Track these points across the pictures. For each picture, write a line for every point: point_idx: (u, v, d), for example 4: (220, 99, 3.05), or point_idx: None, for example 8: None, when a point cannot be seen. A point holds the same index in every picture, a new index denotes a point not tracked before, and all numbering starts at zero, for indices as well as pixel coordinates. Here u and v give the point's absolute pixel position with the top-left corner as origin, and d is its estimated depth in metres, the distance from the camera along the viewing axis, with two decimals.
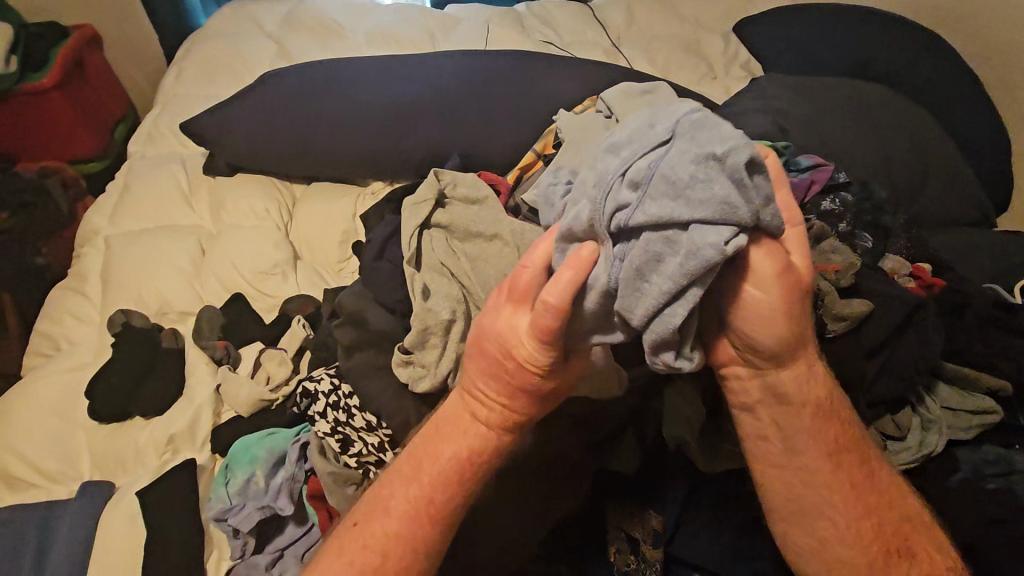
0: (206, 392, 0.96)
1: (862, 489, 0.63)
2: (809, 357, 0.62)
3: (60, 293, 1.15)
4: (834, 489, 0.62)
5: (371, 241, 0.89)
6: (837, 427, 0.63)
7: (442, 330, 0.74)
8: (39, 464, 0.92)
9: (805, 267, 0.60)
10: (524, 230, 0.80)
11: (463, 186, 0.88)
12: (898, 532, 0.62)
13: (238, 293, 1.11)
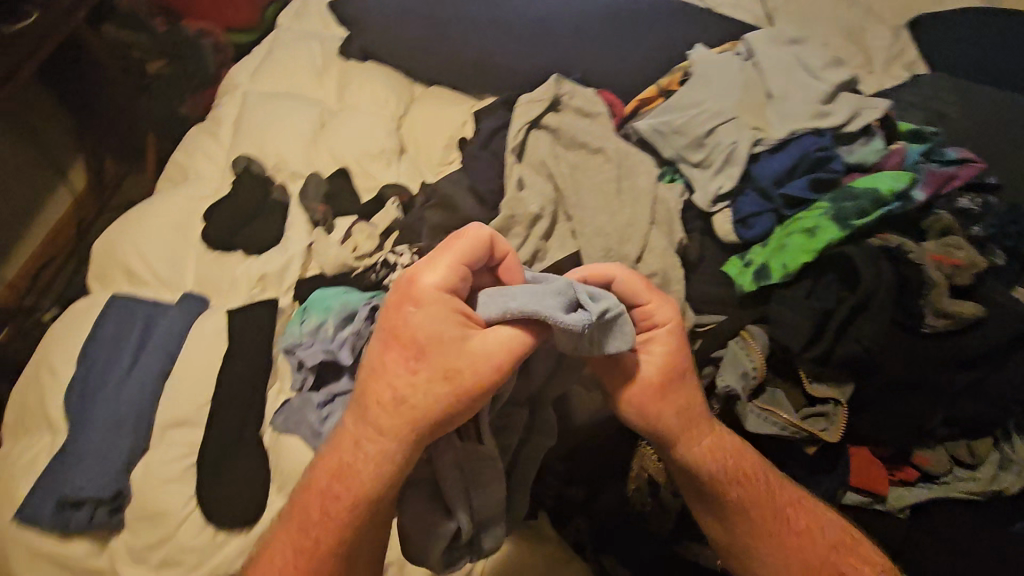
0: (300, 246, 1.06)
1: (790, 527, 0.71)
2: (705, 429, 0.69)
3: (197, 133, 1.28)
4: (771, 538, 0.71)
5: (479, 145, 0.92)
6: (747, 483, 0.71)
7: (528, 220, 0.83)
8: (153, 269, 1.05)
9: (665, 353, 0.66)
10: (627, 150, 0.90)
11: (579, 98, 0.96)
12: (827, 559, 0.71)
13: (345, 168, 1.18)
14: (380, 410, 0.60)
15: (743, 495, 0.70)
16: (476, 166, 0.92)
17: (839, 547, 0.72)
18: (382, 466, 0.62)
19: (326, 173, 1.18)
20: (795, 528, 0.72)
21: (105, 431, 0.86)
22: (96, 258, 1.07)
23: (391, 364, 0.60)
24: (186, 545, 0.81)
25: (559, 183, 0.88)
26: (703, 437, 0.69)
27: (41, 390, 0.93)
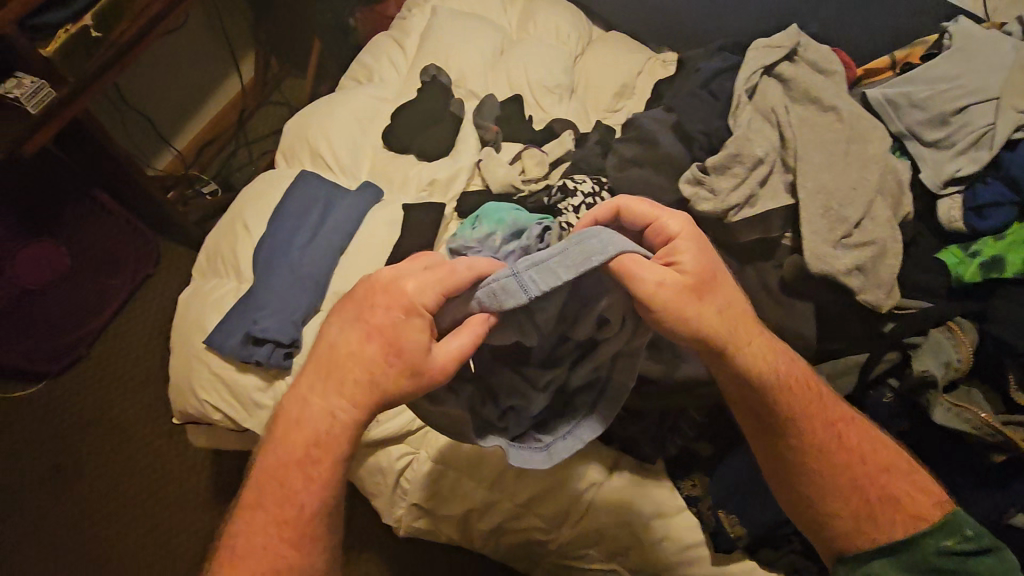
0: (469, 161, 1.11)
1: (838, 442, 0.71)
2: (742, 330, 0.68)
3: (383, 37, 1.32)
4: (818, 463, 0.69)
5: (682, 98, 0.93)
6: (790, 390, 0.70)
7: (750, 164, 0.86)
8: (334, 155, 1.12)
9: (693, 253, 0.64)
10: (860, 113, 0.87)
11: (816, 53, 0.93)
12: (876, 483, 0.70)
13: (519, 95, 1.20)
14: (353, 379, 0.63)
15: (786, 398, 0.70)
16: (690, 106, 0.92)
17: (889, 472, 0.71)
18: (351, 433, 0.64)
19: (501, 97, 1.20)
20: (837, 440, 0.72)
21: (285, 289, 0.96)
22: (287, 137, 1.17)
23: (343, 333, 0.64)
24: None
25: (785, 133, 0.87)
26: (749, 338, 0.67)
27: (232, 243, 1.04)
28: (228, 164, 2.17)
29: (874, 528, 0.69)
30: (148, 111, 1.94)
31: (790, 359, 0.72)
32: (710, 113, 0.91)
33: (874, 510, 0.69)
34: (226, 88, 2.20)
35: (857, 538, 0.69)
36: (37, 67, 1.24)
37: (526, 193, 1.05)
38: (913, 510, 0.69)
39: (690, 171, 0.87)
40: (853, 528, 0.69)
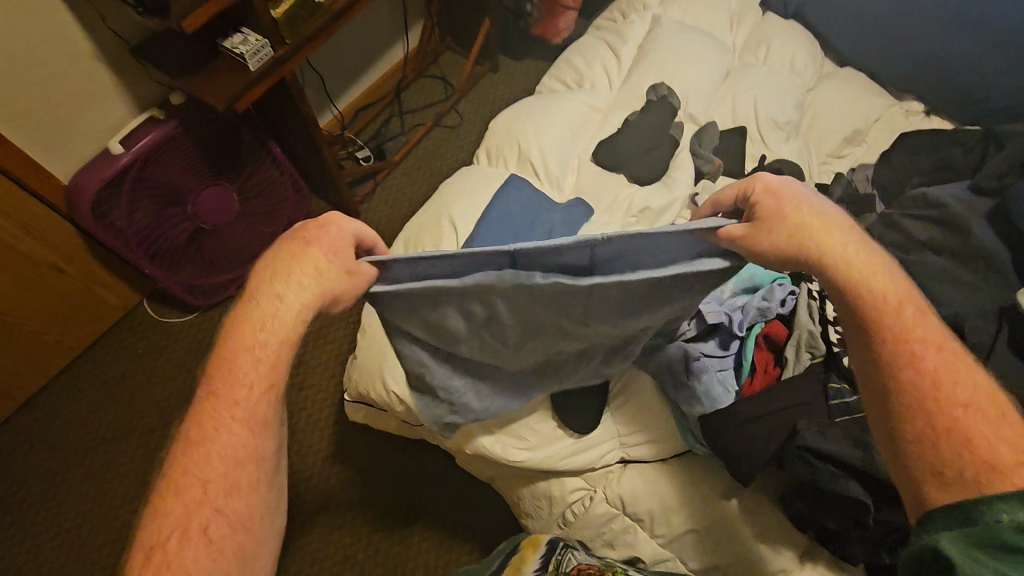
0: (683, 194, 1.05)
1: (920, 358, 0.56)
2: (838, 260, 0.61)
3: (597, 41, 1.26)
4: (906, 374, 0.56)
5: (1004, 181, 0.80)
6: (880, 300, 0.59)
7: None
8: (544, 164, 1.09)
9: (775, 198, 0.63)
10: None
11: None
12: (964, 412, 0.53)
13: (744, 127, 1.10)
14: (296, 286, 0.59)
15: (866, 308, 0.59)
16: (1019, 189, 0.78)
17: (973, 409, 0.53)
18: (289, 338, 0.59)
19: (721, 127, 1.12)
20: (922, 358, 0.56)
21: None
22: (492, 135, 1.15)
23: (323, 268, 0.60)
24: (534, 427, 0.92)
25: None
26: (838, 242, 0.61)
27: (435, 237, 1.03)
28: (381, 132, 2.18)
29: (950, 475, 0.51)
30: (323, 70, 1.96)
31: (873, 264, 0.60)
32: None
33: (941, 441, 0.52)
34: (391, 56, 2.19)
35: (928, 479, 0.52)
36: (263, 27, 1.27)
37: None
38: (992, 457, 0.50)
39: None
40: (921, 468, 0.53)
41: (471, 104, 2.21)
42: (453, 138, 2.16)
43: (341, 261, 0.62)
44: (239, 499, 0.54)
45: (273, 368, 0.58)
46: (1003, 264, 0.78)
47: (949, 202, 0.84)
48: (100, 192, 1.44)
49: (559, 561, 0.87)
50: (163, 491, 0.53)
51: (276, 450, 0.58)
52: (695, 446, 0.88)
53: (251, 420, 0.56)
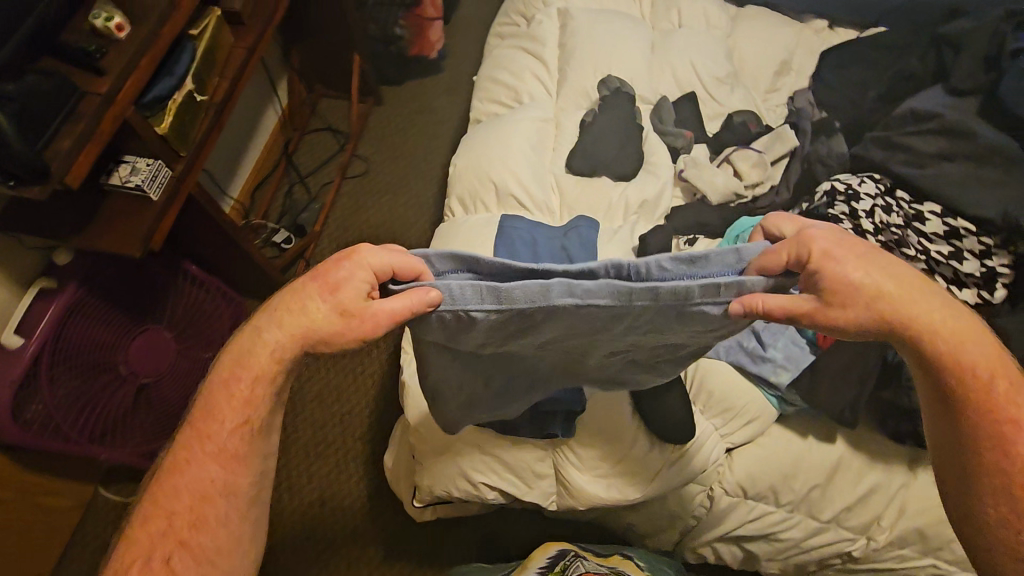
0: (669, 174, 1.04)
1: (1003, 420, 0.54)
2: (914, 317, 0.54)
3: (516, 52, 1.23)
4: (984, 456, 0.54)
5: (960, 65, 0.86)
6: (966, 375, 0.55)
7: None
8: (527, 189, 1.03)
9: (838, 249, 0.53)
10: None
11: None
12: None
13: (692, 92, 1.12)
14: (279, 327, 0.58)
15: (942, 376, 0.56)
16: (977, 70, 0.84)
17: None
18: (258, 383, 0.58)
19: (671, 98, 1.13)
20: (1016, 441, 0.53)
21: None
22: (457, 180, 1.09)
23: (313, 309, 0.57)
24: (641, 456, 0.87)
25: None
26: (923, 308, 0.54)
27: None
28: (289, 205, 1.93)
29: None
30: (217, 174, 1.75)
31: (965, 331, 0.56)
32: (984, 69, 0.84)
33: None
34: (268, 120, 1.96)
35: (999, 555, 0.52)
36: (149, 147, 1.08)
37: (749, 198, 1.00)
38: None
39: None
40: (1003, 547, 0.52)
41: (370, 143, 2.05)
42: (364, 187, 1.97)
43: (337, 303, 0.56)
44: (205, 532, 0.56)
45: (250, 406, 0.58)
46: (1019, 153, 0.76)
47: (938, 111, 0.83)
48: (15, 397, 1.16)
49: (565, 566, 0.90)
50: (146, 514, 0.56)
51: (252, 484, 0.59)
52: (787, 407, 0.89)
53: (224, 456, 0.58)
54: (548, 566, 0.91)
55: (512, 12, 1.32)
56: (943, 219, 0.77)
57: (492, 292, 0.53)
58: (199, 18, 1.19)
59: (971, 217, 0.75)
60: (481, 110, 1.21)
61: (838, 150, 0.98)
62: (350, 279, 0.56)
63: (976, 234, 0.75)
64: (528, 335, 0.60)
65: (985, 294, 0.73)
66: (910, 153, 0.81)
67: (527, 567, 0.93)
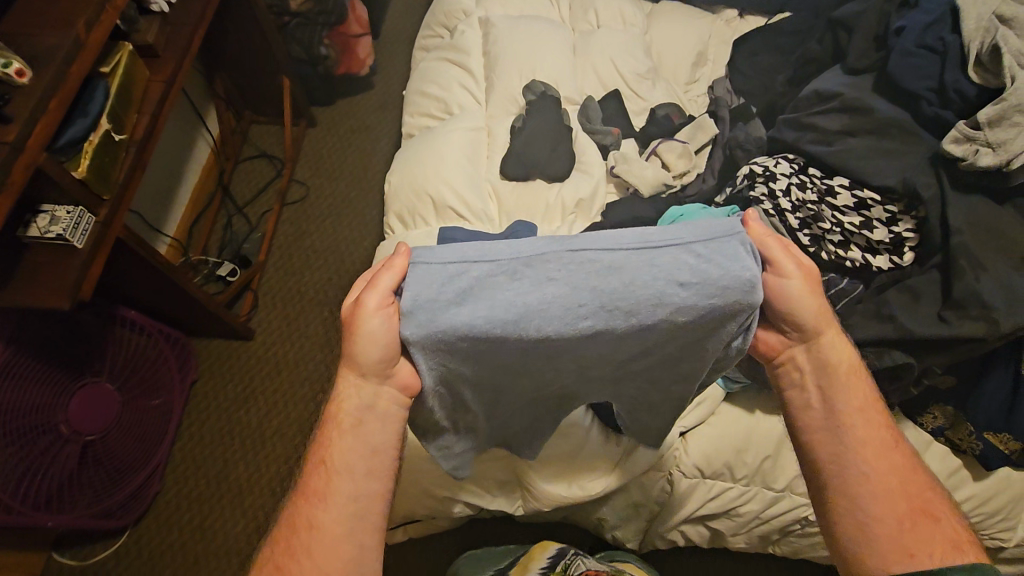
0: (601, 171, 1.07)
1: (891, 453, 0.64)
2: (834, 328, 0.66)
3: (443, 64, 1.23)
4: (873, 457, 0.63)
5: (855, 46, 0.91)
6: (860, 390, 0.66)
7: None
8: (465, 200, 1.04)
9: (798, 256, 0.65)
10: None
11: None
12: (918, 505, 0.61)
13: (617, 89, 1.15)
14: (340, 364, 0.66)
15: (842, 394, 0.66)
16: (869, 50, 0.89)
17: (935, 504, 0.62)
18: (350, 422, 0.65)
19: (596, 97, 1.16)
20: (895, 447, 0.64)
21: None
22: (394, 198, 1.09)
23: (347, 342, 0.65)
24: (598, 453, 0.89)
25: None
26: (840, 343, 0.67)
27: None
28: (228, 237, 1.88)
29: (906, 543, 0.59)
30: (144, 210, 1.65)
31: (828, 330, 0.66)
32: (874, 49, 0.90)
33: (916, 525, 0.60)
34: (199, 153, 1.89)
35: (892, 550, 0.59)
36: (68, 194, 1.03)
37: (678, 187, 1.04)
38: (953, 536, 0.59)
39: (957, 127, 0.73)
40: (894, 540, 0.59)
41: (307, 166, 2.01)
42: (306, 212, 1.93)
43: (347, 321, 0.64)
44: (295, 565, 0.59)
45: (320, 448, 0.64)
46: (913, 124, 0.81)
47: (838, 90, 0.88)
48: None
49: (568, 564, 0.92)
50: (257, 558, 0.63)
51: (336, 522, 0.61)
52: (732, 386, 0.92)
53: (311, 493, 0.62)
54: (551, 566, 0.93)
55: (435, 24, 1.33)
56: (852, 192, 0.82)
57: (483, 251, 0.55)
58: (108, 54, 1.13)
59: (875, 188, 0.80)
60: (414, 125, 1.21)
61: (755, 134, 1.03)
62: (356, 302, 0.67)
63: (882, 204, 0.80)
64: (523, 327, 0.56)
65: (896, 259, 0.79)
66: (817, 133, 0.86)
67: (529, 566, 0.95)
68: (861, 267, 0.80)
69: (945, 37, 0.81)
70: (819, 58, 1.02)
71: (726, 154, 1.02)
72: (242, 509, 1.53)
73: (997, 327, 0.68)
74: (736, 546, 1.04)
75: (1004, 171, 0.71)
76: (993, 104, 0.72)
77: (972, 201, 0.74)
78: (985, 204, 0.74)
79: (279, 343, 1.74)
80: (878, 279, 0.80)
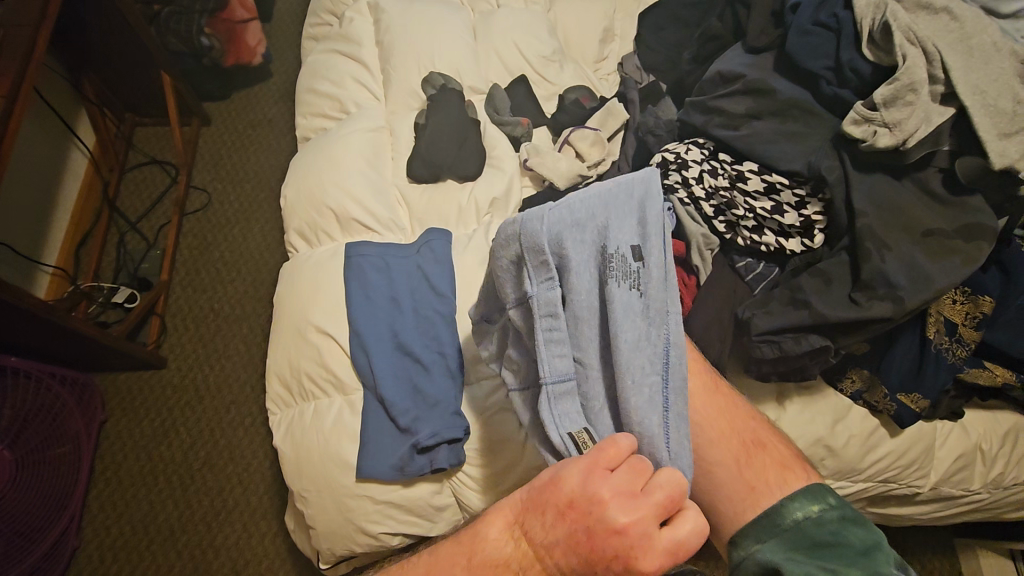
0: (514, 165, 1.01)
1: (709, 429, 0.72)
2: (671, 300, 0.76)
3: (335, 56, 1.13)
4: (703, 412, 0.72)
5: (757, 21, 0.88)
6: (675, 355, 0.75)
7: None
8: (372, 209, 0.96)
9: None
10: None
11: None
12: (751, 440, 0.71)
13: (523, 75, 1.09)
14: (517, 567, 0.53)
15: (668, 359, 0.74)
16: (770, 26, 0.87)
17: (762, 436, 0.72)
18: None
19: (503, 85, 1.10)
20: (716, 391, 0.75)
21: (404, 392, 0.84)
22: (294, 213, 1.00)
23: (547, 528, 0.51)
24: None
25: None
26: None
27: (316, 353, 0.88)
28: (123, 258, 1.62)
29: (743, 482, 0.68)
30: (3, 235, 1.36)
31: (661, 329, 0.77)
32: (774, 25, 0.88)
33: (749, 461, 0.69)
34: (74, 171, 1.61)
35: (737, 492, 0.68)
36: None
37: (594, 177, 1.00)
38: (780, 462, 0.70)
39: (855, 109, 0.74)
40: (734, 484, 0.68)
41: (206, 170, 1.75)
42: (212, 221, 1.69)
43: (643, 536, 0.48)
44: None
45: None
46: (814, 104, 0.81)
47: (741, 71, 0.86)
48: None
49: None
50: None
51: None
52: None
53: None
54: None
55: (321, 11, 1.21)
56: (761, 176, 0.81)
57: (642, 395, 0.58)
58: None
59: (782, 172, 0.80)
60: (309, 126, 1.11)
61: (665, 116, 1.00)
62: (611, 503, 0.48)
63: (790, 186, 0.80)
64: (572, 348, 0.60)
65: (807, 241, 0.79)
66: (723, 116, 0.84)
67: None
68: (775, 251, 0.80)
69: (838, 14, 0.80)
70: (722, 34, 0.99)
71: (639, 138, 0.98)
72: (178, 554, 1.32)
73: (902, 305, 0.71)
74: None
75: (900, 151, 0.73)
76: (886, 84, 0.73)
77: (873, 180, 0.75)
78: (886, 182, 0.75)
79: (192, 368, 1.50)
80: (791, 262, 0.81)
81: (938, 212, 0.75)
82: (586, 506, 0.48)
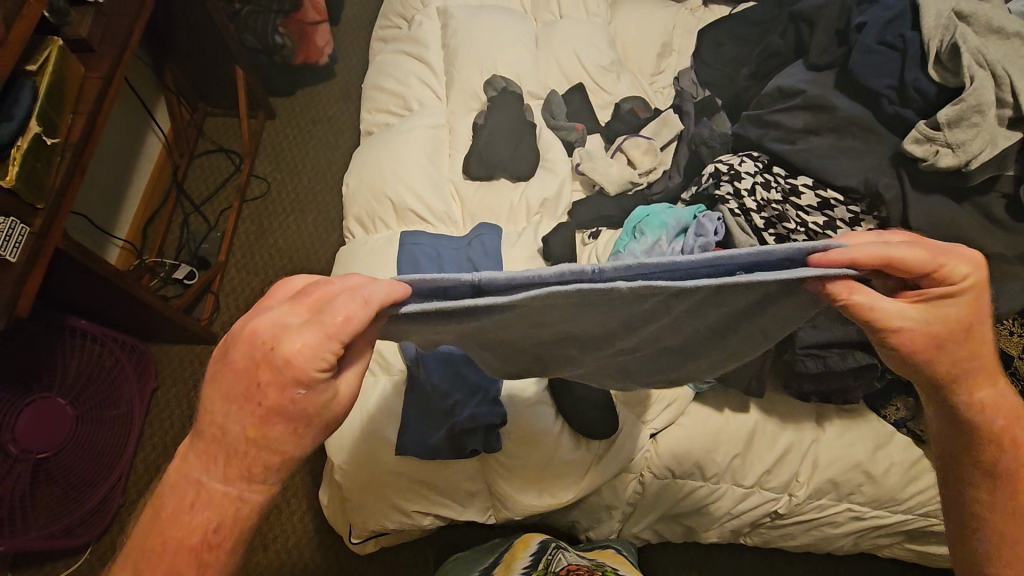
0: (566, 168, 1.04)
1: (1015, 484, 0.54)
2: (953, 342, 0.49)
3: (402, 57, 1.19)
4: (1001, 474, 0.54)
5: (819, 41, 0.89)
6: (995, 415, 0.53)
7: None
8: (428, 202, 1.00)
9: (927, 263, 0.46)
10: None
11: None
12: None
13: (580, 83, 1.12)
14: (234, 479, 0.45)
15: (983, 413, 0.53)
16: (832, 47, 0.88)
17: None
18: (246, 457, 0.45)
19: (560, 91, 1.13)
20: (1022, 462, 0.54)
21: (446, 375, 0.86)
22: (353, 202, 1.05)
23: (215, 403, 0.45)
24: (567, 461, 0.89)
25: None
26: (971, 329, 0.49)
27: None
28: (186, 237, 1.72)
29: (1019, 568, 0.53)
30: (82, 204, 1.46)
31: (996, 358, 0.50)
32: (835, 44, 0.89)
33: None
34: (148, 152, 1.72)
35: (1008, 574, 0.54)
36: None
37: (644, 184, 1.02)
38: None
39: (918, 127, 0.74)
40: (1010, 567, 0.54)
41: (268, 160, 1.84)
42: (270, 208, 1.77)
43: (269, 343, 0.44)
44: None
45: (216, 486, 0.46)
46: (874, 122, 0.81)
47: (802, 87, 0.87)
48: None
49: (549, 561, 0.84)
50: None
51: None
52: (701, 386, 0.90)
53: None
54: (532, 566, 0.84)
55: (391, 15, 1.28)
56: (815, 191, 0.82)
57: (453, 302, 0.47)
58: (37, 50, 0.98)
59: (837, 187, 0.81)
60: (372, 121, 1.17)
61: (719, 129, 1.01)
62: (286, 339, 0.43)
63: (845, 203, 0.81)
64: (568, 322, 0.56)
65: None
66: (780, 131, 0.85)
67: (512, 565, 0.87)
68: None
69: (905, 34, 0.81)
70: (782, 52, 1.00)
71: (691, 150, 1.00)
72: None
73: None
74: (709, 540, 1.03)
75: (962, 171, 0.73)
76: (952, 104, 0.73)
77: (931, 200, 0.75)
78: (946, 203, 0.75)
79: None
80: None
81: (1000, 238, 0.74)
82: (254, 350, 0.44)
